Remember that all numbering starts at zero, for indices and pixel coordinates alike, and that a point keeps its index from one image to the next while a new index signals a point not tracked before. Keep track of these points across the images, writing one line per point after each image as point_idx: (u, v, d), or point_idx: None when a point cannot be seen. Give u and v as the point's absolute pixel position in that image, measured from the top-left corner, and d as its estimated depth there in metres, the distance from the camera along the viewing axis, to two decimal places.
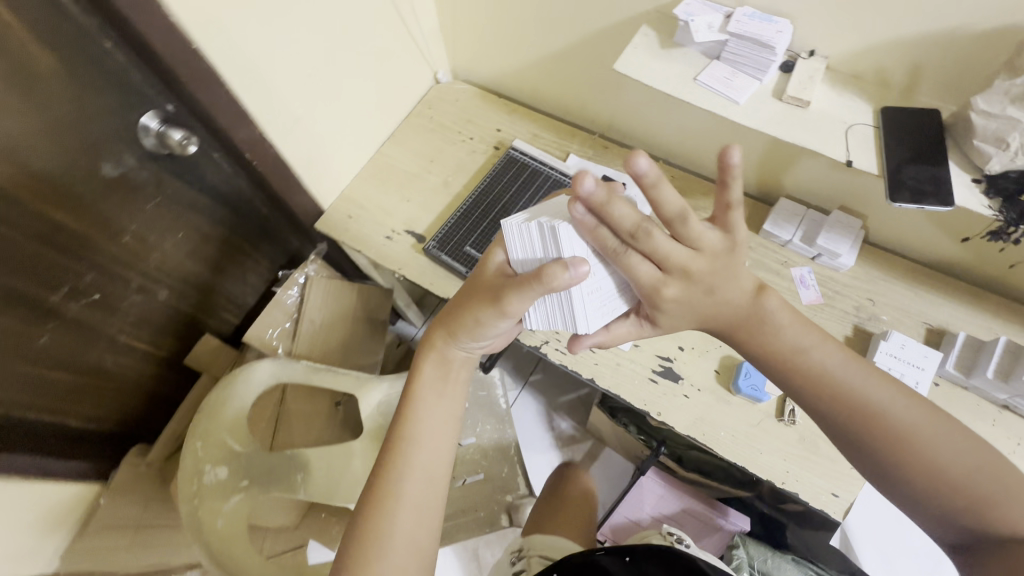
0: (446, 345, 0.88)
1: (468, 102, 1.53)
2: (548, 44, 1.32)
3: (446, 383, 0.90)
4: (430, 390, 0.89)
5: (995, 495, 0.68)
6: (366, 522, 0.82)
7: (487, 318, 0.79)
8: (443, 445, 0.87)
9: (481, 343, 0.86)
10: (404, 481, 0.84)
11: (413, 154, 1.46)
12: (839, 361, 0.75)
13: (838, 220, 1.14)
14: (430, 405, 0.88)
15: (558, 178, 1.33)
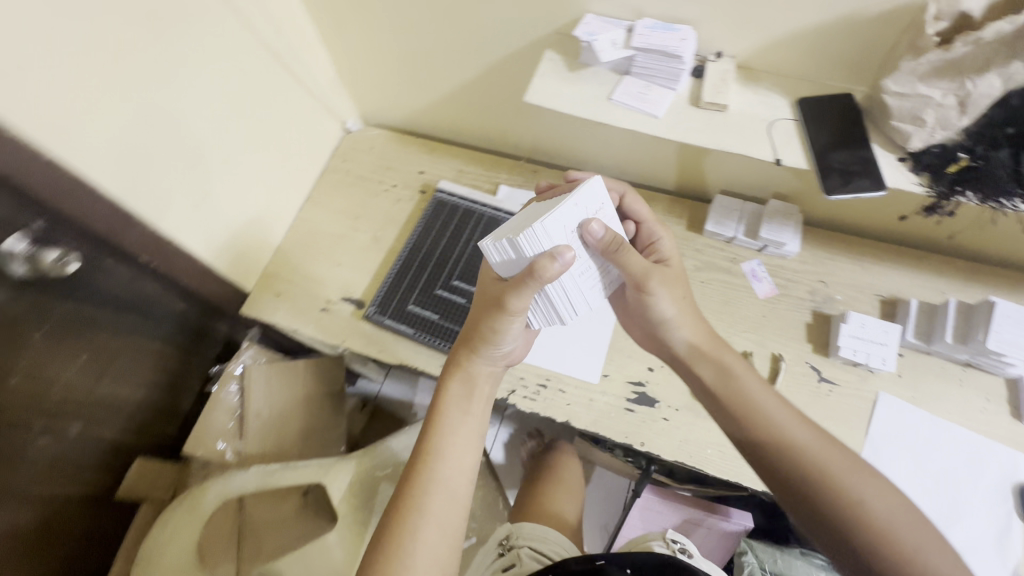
0: (470, 358, 0.86)
1: (384, 147, 1.45)
2: (455, 79, 1.26)
3: (472, 399, 0.85)
4: (454, 407, 0.84)
5: (916, 545, 0.65)
6: (387, 545, 0.73)
7: (502, 321, 0.80)
8: (467, 464, 0.81)
9: (501, 348, 0.85)
10: (425, 499, 0.76)
11: (336, 213, 1.37)
12: (761, 389, 0.80)
13: (775, 209, 1.13)
14: (454, 419, 0.83)
15: (493, 214, 1.26)
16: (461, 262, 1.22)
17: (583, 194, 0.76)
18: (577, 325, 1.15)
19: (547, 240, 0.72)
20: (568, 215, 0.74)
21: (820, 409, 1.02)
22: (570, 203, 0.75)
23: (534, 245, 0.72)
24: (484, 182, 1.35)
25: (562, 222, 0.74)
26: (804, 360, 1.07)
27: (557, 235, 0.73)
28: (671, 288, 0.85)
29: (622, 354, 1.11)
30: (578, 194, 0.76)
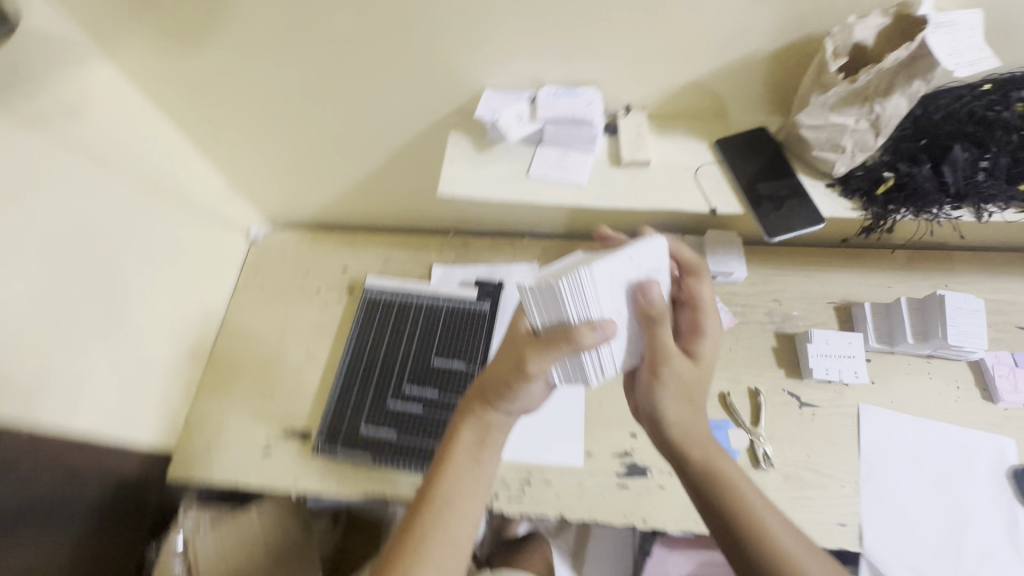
0: (485, 401, 0.77)
1: (299, 249, 1.33)
2: (361, 170, 1.17)
3: (484, 448, 0.77)
4: (465, 457, 0.76)
5: None
6: None
7: (518, 376, 0.71)
8: (474, 516, 0.73)
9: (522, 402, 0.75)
10: (424, 554, 0.69)
11: (260, 335, 1.23)
12: (756, 496, 0.72)
13: (716, 240, 1.11)
14: (463, 468, 0.75)
15: (432, 303, 1.17)
16: (408, 364, 1.11)
17: (644, 251, 0.69)
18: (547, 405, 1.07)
19: (591, 292, 0.65)
20: (619, 268, 0.68)
21: (809, 436, 0.99)
22: (626, 258, 0.68)
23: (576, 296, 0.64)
24: (415, 266, 1.26)
25: (611, 274, 0.67)
26: (781, 388, 1.04)
27: (603, 289, 0.66)
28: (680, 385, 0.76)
29: (601, 425, 1.04)
30: (638, 249, 0.69)
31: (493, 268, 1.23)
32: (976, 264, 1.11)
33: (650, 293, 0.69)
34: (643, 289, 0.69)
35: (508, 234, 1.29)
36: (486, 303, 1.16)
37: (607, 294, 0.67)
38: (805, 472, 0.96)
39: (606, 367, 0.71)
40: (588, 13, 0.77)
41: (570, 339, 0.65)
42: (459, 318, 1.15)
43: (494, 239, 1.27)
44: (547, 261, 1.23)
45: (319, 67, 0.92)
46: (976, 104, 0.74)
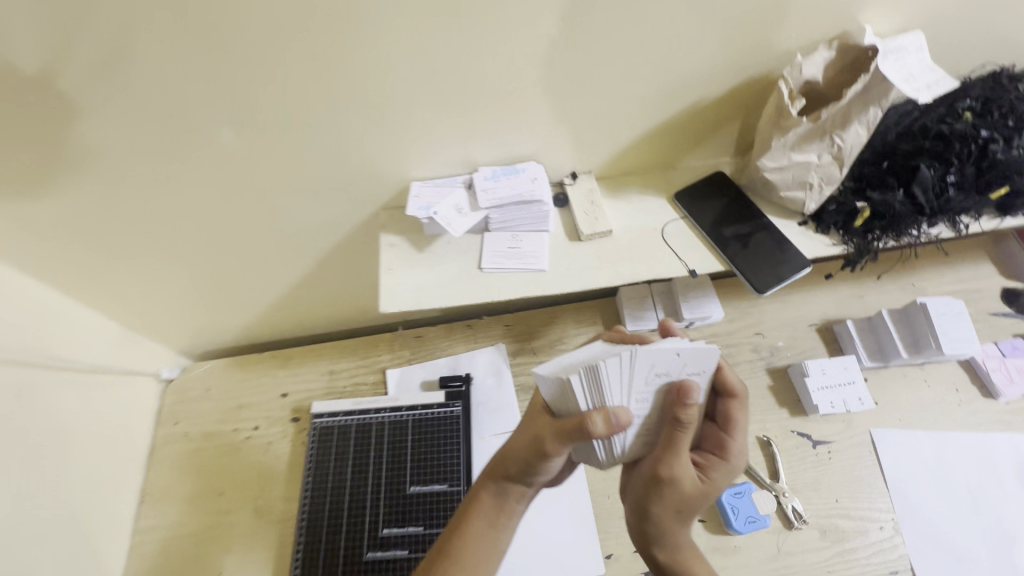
0: (505, 469, 0.70)
1: (226, 381, 1.13)
2: (284, 283, 1.02)
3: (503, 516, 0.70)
4: (484, 522, 0.70)
5: None
6: None
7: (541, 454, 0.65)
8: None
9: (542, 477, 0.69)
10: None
11: (194, 500, 1.01)
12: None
13: (686, 284, 1.05)
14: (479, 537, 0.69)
15: (396, 418, 1.00)
16: (381, 501, 0.94)
17: (695, 354, 0.62)
18: (548, 510, 0.94)
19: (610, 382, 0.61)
20: (653, 360, 0.62)
21: (832, 479, 0.92)
22: (669, 353, 0.62)
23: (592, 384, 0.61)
24: (368, 375, 1.11)
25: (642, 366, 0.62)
26: (789, 430, 0.97)
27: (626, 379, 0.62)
28: (682, 506, 0.65)
29: (614, 521, 0.92)
30: (689, 349, 0.62)
31: (456, 359, 1.10)
32: (935, 259, 1.11)
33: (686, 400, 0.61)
34: (680, 392, 0.61)
35: (463, 315, 1.18)
36: (458, 404, 1.01)
37: (630, 385, 0.62)
38: (839, 520, 0.88)
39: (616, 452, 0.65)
40: (515, 88, 0.68)
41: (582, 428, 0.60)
42: (430, 430, 0.99)
43: (450, 325, 1.15)
44: (513, 338, 1.12)
45: (211, 188, 0.77)
46: (927, 119, 0.72)
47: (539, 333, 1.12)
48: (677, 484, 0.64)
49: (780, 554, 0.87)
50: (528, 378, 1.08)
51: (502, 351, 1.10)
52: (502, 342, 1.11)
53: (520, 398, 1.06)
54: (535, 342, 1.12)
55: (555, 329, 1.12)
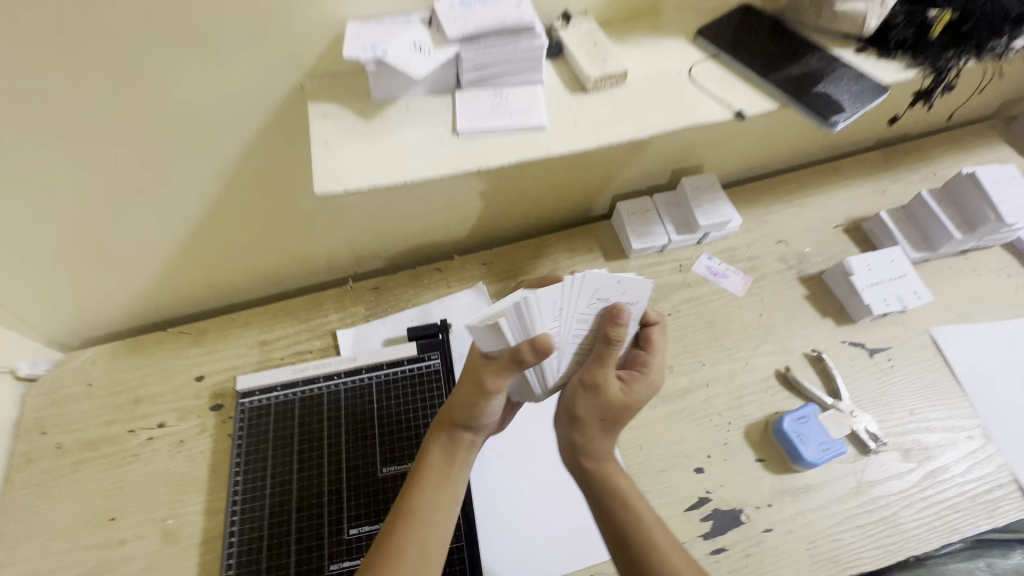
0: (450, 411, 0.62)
1: (115, 372, 0.84)
2: (187, 224, 0.75)
3: (454, 467, 0.61)
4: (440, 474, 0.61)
5: None
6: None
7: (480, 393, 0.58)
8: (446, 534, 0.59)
9: (487, 422, 0.62)
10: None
11: (71, 537, 0.71)
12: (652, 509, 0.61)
13: (695, 186, 0.88)
14: (433, 491, 0.60)
15: (355, 384, 0.76)
16: (343, 495, 0.68)
17: (637, 282, 0.59)
18: (565, 476, 0.74)
19: (548, 310, 0.56)
20: (595, 286, 0.58)
21: (902, 391, 0.76)
22: (612, 279, 0.58)
23: (529, 316, 0.55)
24: (313, 341, 0.85)
25: (583, 292, 0.57)
26: (840, 341, 0.81)
27: (566, 306, 0.58)
28: (606, 417, 0.62)
29: (653, 477, 0.72)
30: (633, 279, 0.58)
31: (426, 308, 0.87)
32: (949, 147, 1.01)
33: (620, 320, 0.59)
34: (614, 312, 0.59)
35: (430, 258, 0.95)
36: (437, 356, 0.77)
37: (567, 312, 0.58)
38: (919, 436, 0.73)
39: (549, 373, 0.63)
40: None
41: (514, 362, 0.56)
42: (402, 394, 0.75)
43: (414, 270, 0.92)
44: (495, 277, 0.91)
45: (39, 40, 0.51)
46: None
47: (526, 267, 0.92)
48: (598, 393, 0.62)
49: (862, 487, 0.70)
50: None
51: (482, 292, 0.88)
52: (481, 282, 0.89)
53: None
54: (523, 278, 0.90)
55: (545, 261, 0.92)
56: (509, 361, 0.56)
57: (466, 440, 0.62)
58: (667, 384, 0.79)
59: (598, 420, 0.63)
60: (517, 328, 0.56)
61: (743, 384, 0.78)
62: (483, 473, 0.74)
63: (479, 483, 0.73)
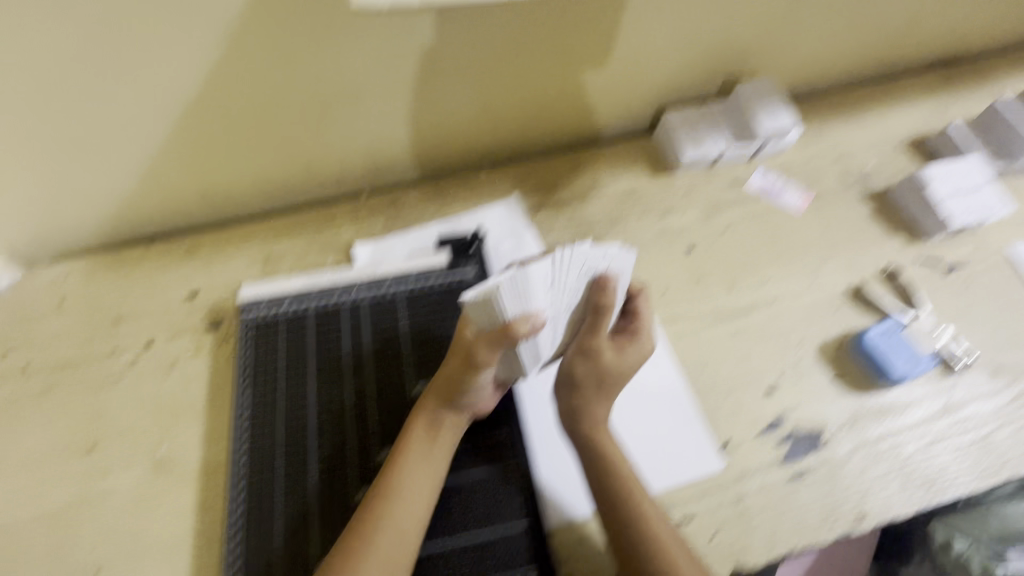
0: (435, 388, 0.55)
1: (92, 288, 0.72)
2: (176, 109, 0.63)
3: (436, 448, 0.54)
4: (419, 452, 0.54)
5: None
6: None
7: (467, 365, 0.51)
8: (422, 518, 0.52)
9: (477, 399, 0.55)
10: (366, 565, 0.48)
11: (42, 467, 0.60)
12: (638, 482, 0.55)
13: (754, 91, 0.79)
14: (411, 472, 0.53)
15: (379, 295, 0.65)
16: (369, 414, 0.58)
17: (624, 253, 0.53)
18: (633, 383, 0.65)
19: (541, 287, 0.48)
20: (587, 260, 0.51)
21: (984, 309, 0.70)
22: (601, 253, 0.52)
23: (521, 294, 0.47)
24: (324, 256, 0.75)
25: (576, 266, 0.50)
26: (914, 258, 0.74)
27: (558, 283, 0.50)
28: (604, 385, 0.57)
29: (719, 397, 0.64)
30: (622, 252, 0.53)
31: (453, 221, 0.77)
32: (1011, 66, 0.94)
33: (609, 294, 0.53)
34: (602, 288, 0.53)
35: (453, 173, 0.84)
36: (472, 267, 0.68)
37: (559, 290, 0.51)
38: (1006, 354, 0.67)
39: (537, 360, 0.55)
40: None
41: (507, 335, 0.49)
42: (433, 306, 0.65)
43: (436, 184, 0.82)
44: (529, 191, 0.81)
45: None
46: None
47: (561, 181, 0.82)
48: (593, 360, 0.56)
49: (950, 407, 0.63)
50: (558, 237, 0.77)
51: (516, 206, 0.78)
52: (514, 196, 0.80)
53: None
54: (560, 193, 0.81)
55: (583, 176, 0.82)
56: (501, 332, 0.49)
57: (454, 415, 0.55)
58: (727, 302, 0.71)
59: (594, 392, 0.57)
60: (508, 305, 0.48)
61: (811, 302, 0.71)
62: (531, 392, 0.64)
63: (528, 403, 0.63)
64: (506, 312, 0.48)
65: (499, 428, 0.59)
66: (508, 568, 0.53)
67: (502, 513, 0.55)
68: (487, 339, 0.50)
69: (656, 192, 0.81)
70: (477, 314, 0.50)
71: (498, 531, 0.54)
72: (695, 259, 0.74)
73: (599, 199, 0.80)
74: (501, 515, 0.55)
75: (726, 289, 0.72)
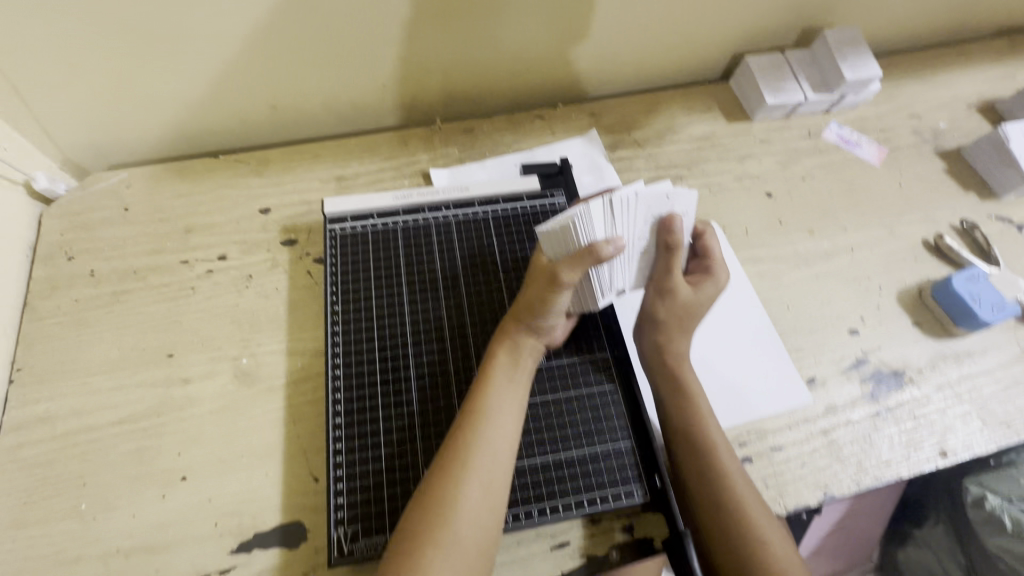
0: (516, 313, 0.53)
1: (157, 198, 0.68)
2: (266, 7, 0.58)
3: (520, 372, 0.52)
4: (504, 376, 0.51)
5: None
6: (424, 505, 0.44)
7: (550, 287, 0.49)
8: (511, 441, 0.49)
9: (553, 328, 0.53)
10: (462, 490, 0.45)
11: (119, 372, 0.57)
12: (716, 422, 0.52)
13: (840, 40, 0.77)
14: (500, 397, 0.50)
15: (468, 217, 0.64)
16: (467, 330, 0.57)
17: (687, 193, 0.51)
18: (718, 316, 0.65)
19: (606, 222, 0.49)
20: (645, 202, 0.50)
21: None
22: (661, 193, 0.50)
23: (585, 232, 0.48)
24: (399, 181, 0.72)
25: (635, 209, 0.49)
26: (986, 215, 0.75)
27: (620, 226, 0.50)
28: (685, 323, 0.55)
29: (805, 335, 0.65)
30: (684, 191, 0.50)
31: (531, 152, 0.75)
32: None
33: (676, 232, 0.51)
34: (668, 228, 0.51)
35: (525, 107, 0.82)
36: (561, 194, 0.67)
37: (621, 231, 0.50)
38: None
39: (611, 290, 0.54)
40: None
41: (588, 256, 0.47)
42: (525, 230, 0.64)
43: (511, 116, 0.79)
44: (607, 129, 0.79)
45: None
46: None
47: (639, 121, 0.80)
48: (673, 299, 0.54)
49: None
50: (638, 175, 0.75)
51: (595, 140, 0.77)
52: (593, 131, 0.78)
53: None
54: (637, 133, 0.79)
55: (660, 117, 0.81)
56: (583, 253, 0.47)
57: (533, 342, 0.53)
58: (807, 247, 0.71)
59: (677, 331, 0.55)
60: (584, 234, 0.48)
61: (888, 251, 0.71)
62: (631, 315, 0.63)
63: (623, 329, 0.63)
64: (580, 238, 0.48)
65: (602, 350, 0.57)
66: (618, 486, 0.51)
67: (610, 434, 0.53)
68: (567, 260, 0.48)
69: (733, 138, 0.80)
70: (553, 241, 0.50)
71: (606, 450, 0.53)
72: (775, 205, 0.74)
73: (678, 141, 0.79)
74: (608, 436, 0.53)
75: (805, 235, 0.72)
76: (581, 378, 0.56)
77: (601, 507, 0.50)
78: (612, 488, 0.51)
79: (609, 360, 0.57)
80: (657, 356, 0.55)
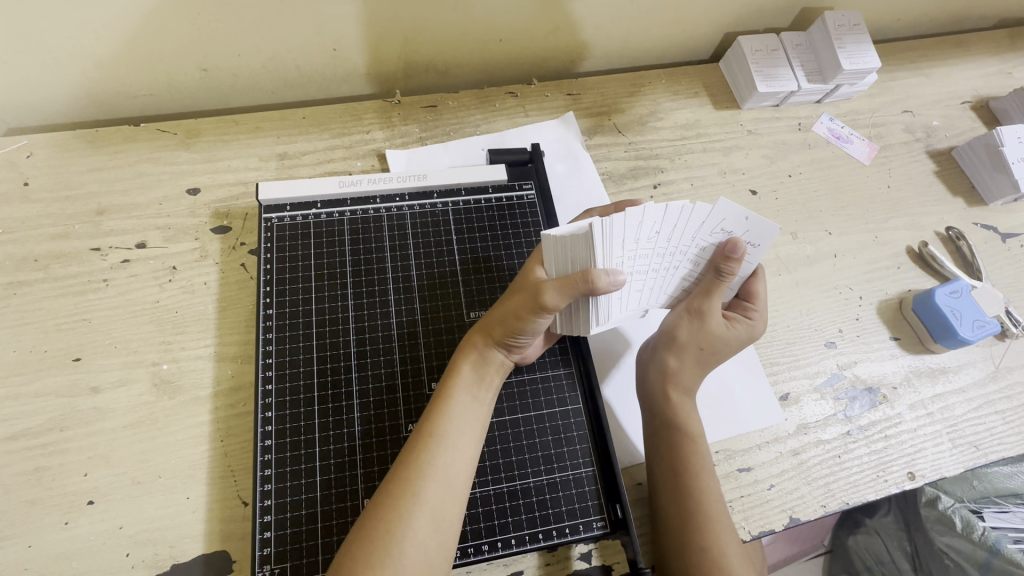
0: (488, 321, 0.47)
1: (64, 172, 0.59)
2: None
3: (484, 393, 0.46)
4: (466, 395, 0.45)
5: None
6: (366, 533, 0.39)
7: (529, 304, 0.44)
8: (468, 471, 0.43)
9: (526, 347, 0.48)
10: (413, 521, 0.39)
11: (15, 379, 0.50)
12: (709, 462, 0.49)
13: (840, 25, 0.70)
14: (461, 419, 0.44)
15: (423, 210, 0.58)
16: (419, 342, 0.52)
17: (768, 226, 0.45)
18: None
19: (643, 232, 0.43)
20: (718, 220, 0.45)
21: None
22: (740, 215, 0.45)
23: (606, 243, 0.42)
24: (351, 161, 0.65)
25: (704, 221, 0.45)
26: (972, 223, 0.72)
27: (666, 237, 0.45)
28: (706, 353, 0.51)
29: (782, 347, 0.61)
30: (765, 223, 0.45)
31: (501, 136, 0.68)
32: None
33: (736, 260, 0.46)
34: (729, 253, 0.46)
35: (497, 81, 0.74)
36: (532, 187, 0.61)
37: (665, 242, 0.45)
38: None
39: (605, 321, 0.48)
40: None
41: (581, 282, 0.42)
42: (488, 228, 0.58)
43: (481, 91, 0.71)
44: (585, 112, 0.72)
45: None
46: None
47: (621, 103, 0.73)
48: (702, 323, 0.50)
49: (999, 372, 0.63)
50: (616, 164, 0.69)
51: (572, 123, 0.70)
52: (571, 112, 0.71)
53: (610, 191, 0.68)
54: (618, 117, 0.72)
55: (644, 100, 0.74)
56: (576, 278, 0.42)
57: (500, 358, 0.48)
58: (790, 251, 0.67)
59: (693, 360, 0.51)
60: (607, 246, 0.42)
61: (874, 260, 0.68)
62: (624, 337, 0.59)
63: (593, 340, 0.59)
64: (594, 254, 0.42)
65: (567, 366, 0.53)
66: (578, 517, 0.48)
67: (570, 460, 0.50)
68: (558, 281, 0.43)
69: (720, 127, 0.74)
70: (562, 249, 0.44)
71: (566, 478, 0.49)
72: (759, 204, 0.69)
73: (660, 128, 0.72)
74: (569, 462, 0.50)
75: (790, 238, 0.68)
76: (540, 395, 0.51)
77: (558, 540, 0.47)
78: (570, 520, 0.48)
79: (571, 375, 0.53)
80: (664, 380, 0.51)
